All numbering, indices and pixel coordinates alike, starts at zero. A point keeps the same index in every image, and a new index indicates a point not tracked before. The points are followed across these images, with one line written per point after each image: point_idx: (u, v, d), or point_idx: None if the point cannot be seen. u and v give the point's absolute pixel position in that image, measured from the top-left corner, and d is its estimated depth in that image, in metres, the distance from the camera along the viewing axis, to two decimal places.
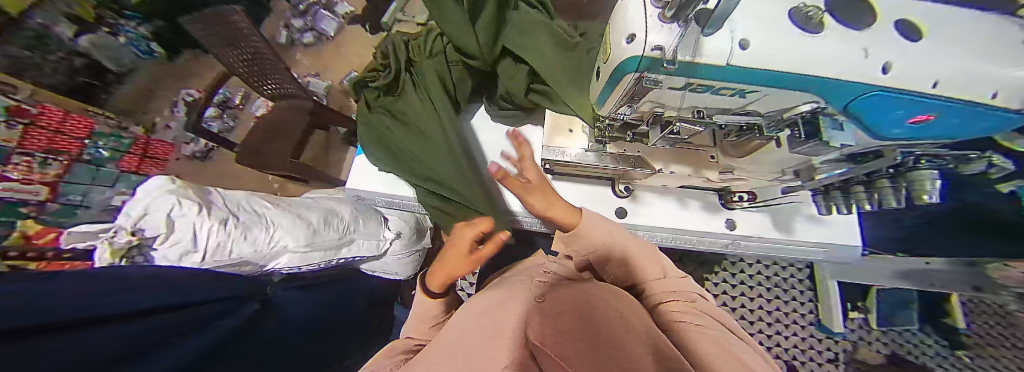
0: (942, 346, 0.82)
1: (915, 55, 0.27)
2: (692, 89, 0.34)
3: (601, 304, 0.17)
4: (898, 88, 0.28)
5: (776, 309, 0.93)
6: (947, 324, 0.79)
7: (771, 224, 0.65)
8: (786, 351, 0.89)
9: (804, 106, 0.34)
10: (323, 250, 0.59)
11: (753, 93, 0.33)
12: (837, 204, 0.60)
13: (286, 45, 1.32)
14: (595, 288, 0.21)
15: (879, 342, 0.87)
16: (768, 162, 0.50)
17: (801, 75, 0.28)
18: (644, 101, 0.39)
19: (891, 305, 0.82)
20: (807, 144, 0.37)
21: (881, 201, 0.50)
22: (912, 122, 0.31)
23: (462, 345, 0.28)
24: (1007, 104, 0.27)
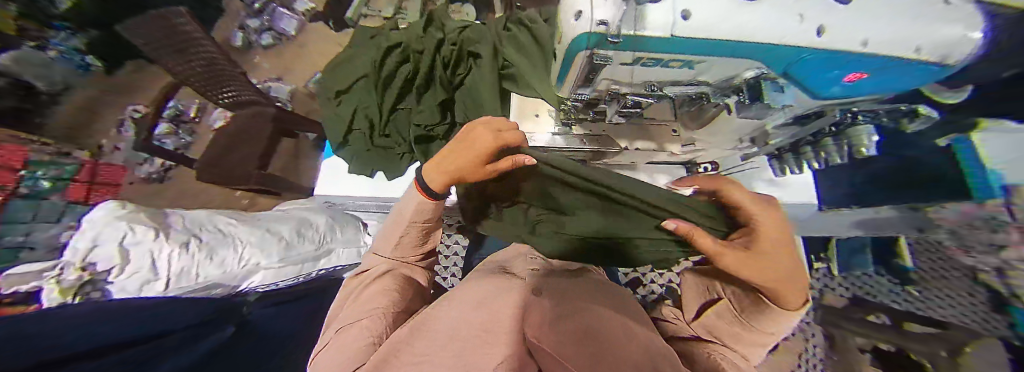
0: None
1: (874, 12, 0.23)
2: (642, 63, 0.30)
3: (603, 319, 0.23)
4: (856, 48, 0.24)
5: None
6: None
7: None
8: None
9: (748, 71, 0.31)
10: (297, 263, 0.71)
11: (699, 64, 0.29)
12: (790, 165, 0.67)
13: (243, 48, 1.37)
14: (588, 300, 0.28)
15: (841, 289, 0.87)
16: (727, 131, 0.51)
17: (754, 45, 0.23)
18: (600, 79, 0.36)
19: (848, 252, 0.84)
20: (752, 107, 0.38)
21: (827, 158, 0.55)
22: (845, 81, 0.28)
23: (474, 311, 0.31)
24: (942, 59, 0.24)
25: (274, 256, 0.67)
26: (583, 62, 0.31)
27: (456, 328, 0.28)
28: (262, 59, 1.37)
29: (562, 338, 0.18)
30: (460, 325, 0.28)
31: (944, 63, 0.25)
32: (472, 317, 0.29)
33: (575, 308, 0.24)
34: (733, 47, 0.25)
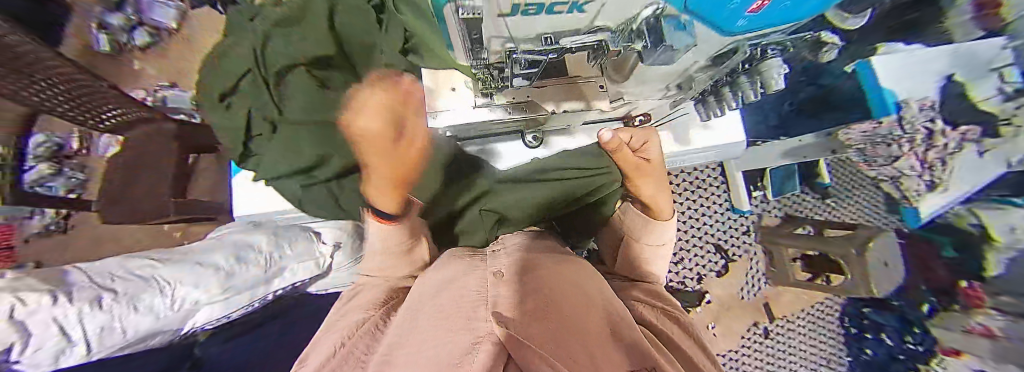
0: (813, 198, 0.98)
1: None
2: (525, 14, 0.17)
3: (586, 319, 0.22)
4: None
5: (703, 217, 1.00)
6: (815, 181, 0.95)
7: (671, 140, 0.67)
8: (706, 239, 1.00)
9: (646, 11, 0.21)
10: (240, 291, 0.62)
11: (592, 5, 0.17)
12: (714, 111, 0.59)
13: (113, 52, 1.11)
14: (557, 289, 0.26)
15: (777, 207, 0.99)
16: (652, 80, 0.43)
17: None
18: (486, 38, 0.25)
19: (783, 177, 0.92)
20: (657, 53, 0.27)
21: (742, 98, 0.50)
22: (750, 14, 0.18)
23: (428, 306, 0.24)
24: None
25: (211, 288, 0.58)
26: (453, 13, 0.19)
27: (415, 319, 0.24)
28: (143, 64, 1.12)
29: (541, 326, 0.17)
30: (415, 317, 0.25)
31: None
32: (425, 306, 0.25)
33: (543, 291, 0.23)
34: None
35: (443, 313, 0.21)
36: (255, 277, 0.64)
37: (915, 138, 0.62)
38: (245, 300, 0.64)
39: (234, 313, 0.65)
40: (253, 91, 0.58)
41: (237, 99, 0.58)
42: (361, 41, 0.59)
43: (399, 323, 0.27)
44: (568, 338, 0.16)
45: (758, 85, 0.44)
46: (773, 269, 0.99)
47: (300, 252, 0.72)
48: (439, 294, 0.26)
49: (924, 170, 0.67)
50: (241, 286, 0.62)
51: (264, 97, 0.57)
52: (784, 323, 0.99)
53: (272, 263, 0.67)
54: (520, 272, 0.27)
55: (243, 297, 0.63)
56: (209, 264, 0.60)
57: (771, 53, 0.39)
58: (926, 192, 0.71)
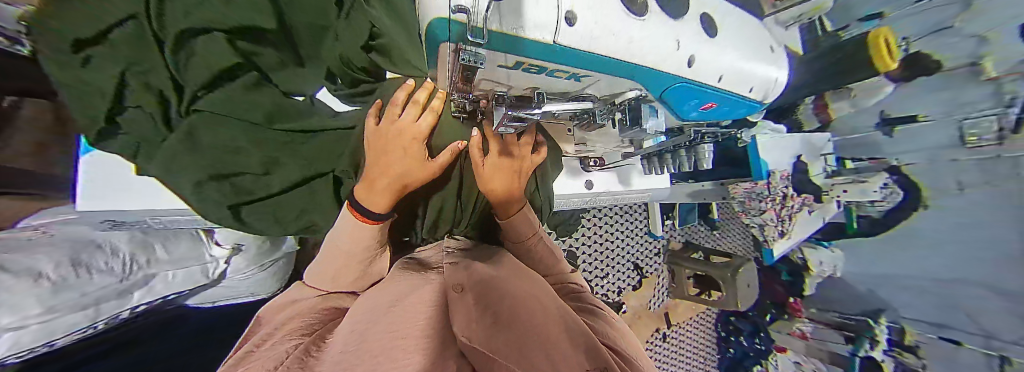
0: (705, 228, 1.23)
1: (722, 52, 0.27)
2: (525, 69, 0.21)
3: (547, 322, 0.21)
4: (698, 81, 0.26)
5: (631, 243, 1.12)
6: (708, 216, 1.19)
7: (615, 180, 0.72)
8: (632, 261, 1.12)
9: (631, 92, 0.30)
10: (72, 311, 0.42)
11: (587, 78, 0.23)
12: (656, 167, 0.68)
13: None
14: (525, 296, 0.25)
15: (679, 234, 1.21)
16: (609, 140, 0.51)
17: (633, 64, 0.20)
18: (476, 81, 0.25)
19: (685, 210, 1.12)
20: (631, 130, 0.35)
21: (680, 165, 0.61)
22: (705, 109, 0.33)
23: (380, 322, 0.20)
24: (754, 96, 0.33)
25: (34, 308, 0.36)
26: (451, 61, 0.20)
27: (367, 334, 0.19)
28: None
29: (504, 339, 0.17)
30: (366, 331, 0.19)
31: (761, 100, 0.35)
32: (376, 324, 0.20)
33: (504, 300, 0.22)
34: (609, 70, 0.21)
35: (408, 334, 0.18)
36: (105, 289, 0.46)
37: (778, 197, 0.82)
38: (80, 322, 0.44)
39: (60, 340, 0.44)
40: (134, 45, 0.36)
41: (104, 53, 0.35)
42: (313, 20, 0.47)
43: (337, 348, 0.20)
44: (528, 344, 0.17)
45: (691, 158, 0.59)
46: (673, 283, 1.18)
47: (180, 257, 0.59)
48: (393, 308, 0.22)
49: (780, 222, 0.87)
50: (91, 299, 0.44)
51: (153, 58, 0.37)
52: (678, 330, 1.20)
53: (137, 270, 0.52)
54: (477, 282, 0.25)
55: (77, 319, 0.43)
56: (33, 269, 0.37)
57: (705, 142, 0.54)
58: (779, 237, 0.89)
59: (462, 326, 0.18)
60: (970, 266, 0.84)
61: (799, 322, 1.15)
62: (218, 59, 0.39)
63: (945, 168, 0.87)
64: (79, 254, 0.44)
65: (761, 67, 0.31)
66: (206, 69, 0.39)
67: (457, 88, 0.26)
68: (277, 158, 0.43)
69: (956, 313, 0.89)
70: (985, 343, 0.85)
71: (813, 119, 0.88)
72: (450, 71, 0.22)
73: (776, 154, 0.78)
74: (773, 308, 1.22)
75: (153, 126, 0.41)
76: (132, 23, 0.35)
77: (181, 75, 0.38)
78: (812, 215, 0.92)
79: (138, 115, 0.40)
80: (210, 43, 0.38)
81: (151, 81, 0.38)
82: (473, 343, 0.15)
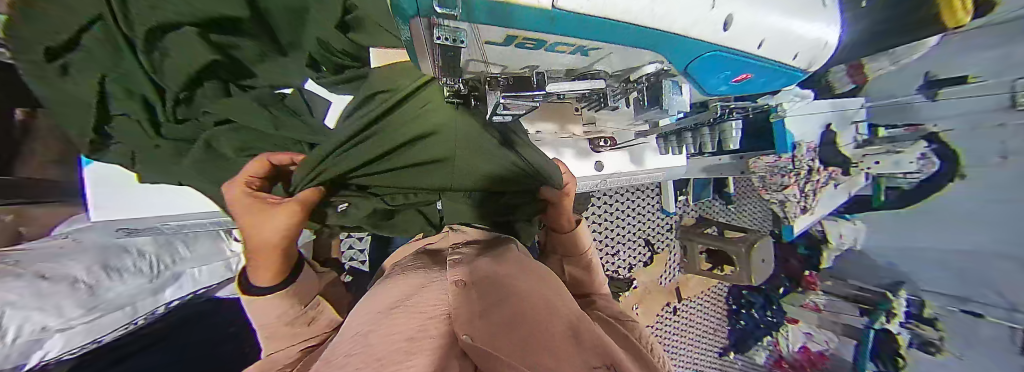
0: (720, 203, 1.20)
1: (768, 9, 0.22)
2: (521, 44, 0.18)
3: (552, 321, 0.21)
4: (729, 47, 0.23)
5: (642, 221, 1.10)
6: (723, 190, 1.15)
7: (627, 159, 0.70)
8: (643, 238, 1.12)
9: (649, 66, 0.27)
10: (114, 311, 0.51)
11: (595, 50, 0.21)
12: (672, 145, 0.66)
13: None
14: (532, 294, 0.24)
15: (693, 210, 1.19)
16: (623, 120, 0.49)
17: (654, 30, 0.17)
18: (467, 61, 0.22)
19: (700, 185, 1.09)
20: (651, 110, 0.34)
21: (702, 144, 0.58)
22: (735, 80, 0.30)
23: (385, 320, 0.21)
24: (794, 64, 0.29)
25: (73, 311, 0.46)
26: (429, 39, 0.18)
27: (374, 330, 0.19)
28: None
29: (513, 340, 0.16)
30: (373, 329, 0.20)
31: (803, 68, 0.31)
32: (379, 327, 0.20)
33: (510, 298, 0.22)
34: (621, 40, 0.18)
35: (412, 335, 0.17)
36: (139, 287, 0.56)
37: (802, 171, 0.76)
38: (124, 320, 0.53)
39: (107, 337, 0.51)
40: (106, 52, 0.37)
41: (81, 61, 0.37)
42: (285, 1, 0.37)
43: (341, 349, 0.20)
44: (538, 345, 0.16)
45: (714, 137, 0.55)
46: (685, 259, 1.18)
47: (202, 255, 0.68)
48: (396, 311, 0.22)
49: (803, 198, 0.83)
50: (126, 298, 0.54)
51: (126, 66, 0.38)
52: (689, 304, 1.21)
53: (164, 270, 0.61)
54: (482, 280, 0.25)
55: (119, 318, 0.52)
56: (65, 277, 0.47)
57: (732, 118, 0.51)
58: (800, 214, 0.86)
59: (464, 324, 0.17)
60: (1016, 242, 0.79)
61: (813, 294, 1.14)
62: (191, 60, 0.37)
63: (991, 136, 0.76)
64: (108, 259, 0.55)
65: (808, 27, 0.26)
66: (182, 71, 0.37)
67: (447, 71, 0.24)
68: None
69: (983, 290, 0.89)
70: (1008, 315, 0.85)
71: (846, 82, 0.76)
72: (434, 53, 0.20)
73: (802, 125, 0.72)
74: (786, 281, 1.19)
75: (141, 133, 0.44)
76: (98, 27, 0.34)
77: (157, 75, 0.38)
78: (836, 188, 0.88)
79: (126, 122, 0.43)
80: (180, 38, 0.35)
81: (130, 85, 0.39)
82: (478, 341, 0.15)
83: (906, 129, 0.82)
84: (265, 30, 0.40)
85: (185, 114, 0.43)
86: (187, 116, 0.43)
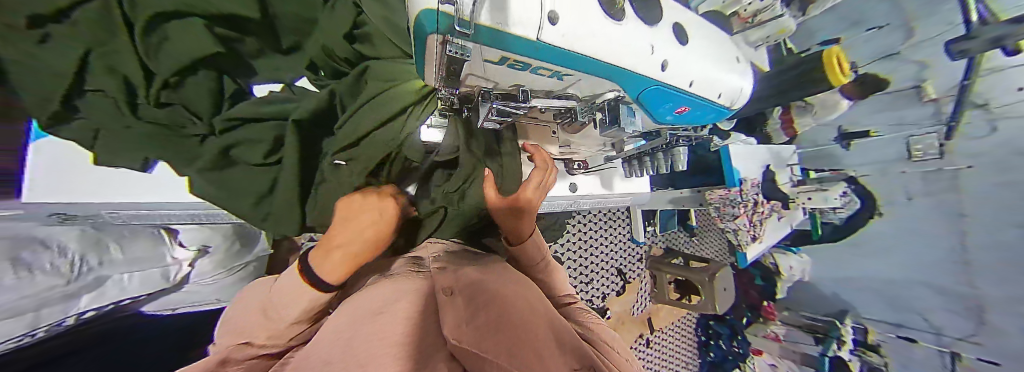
0: (685, 234, 1.27)
1: (692, 58, 0.29)
2: (511, 65, 0.21)
3: (537, 331, 0.21)
4: (671, 85, 0.28)
5: (614, 249, 1.14)
6: (686, 222, 1.24)
7: (598, 183, 0.74)
8: (615, 266, 1.14)
9: (609, 94, 0.31)
10: (13, 314, 0.30)
11: (569, 77, 0.24)
12: (636, 170, 0.71)
13: None
14: (518, 303, 0.24)
15: (661, 240, 1.25)
16: (593, 138, 0.50)
17: (609, 65, 0.21)
18: (465, 75, 0.24)
19: (666, 217, 1.16)
20: (610, 129, 0.35)
21: (658, 167, 0.63)
22: (677, 113, 0.34)
23: (364, 331, 0.19)
24: (724, 102, 0.36)
25: None
26: (437, 57, 0.20)
27: (352, 342, 0.18)
28: None
29: (493, 340, 0.18)
30: (348, 340, 0.19)
31: (731, 107, 0.38)
32: (362, 331, 0.19)
33: (496, 304, 0.23)
34: (590, 69, 0.22)
35: (394, 344, 0.18)
36: (50, 292, 0.34)
37: (750, 203, 0.84)
38: (21, 328, 0.32)
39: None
40: (96, 28, 0.33)
41: (64, 34, 0.32)
42: (297, 11, 0.42)
43: (322, 350, 0.19)
44: (518, 348, 0.17)
45: (667, 160, 0.60)
46: (654, 289, 1.20)
47: (137, 258, 0.46)
48: (379, 315, 0.21)
49: (752, 227, 0.88)
50: (31, 303, 0.32)
51: (120, 42, 0.34)
52: (660, 335, 1.22)
53: (87, 273, 0.39)
54: (468, 286, 0.25)
55: (18, 324, 0.31)
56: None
57: (681, 144, 0.56)
58: (751, 241, 0.91)
59: (452, 333, 0.18)
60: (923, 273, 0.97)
61: (773, 324, 1.22)
62: (191, 49, 0.35)
63: (896, 180, 1.00)
64: (21, 252, 0.32)
65: (728, 75, 0.33)
66: (180, 58, 0.35)
67: (445, 84, 0.26)
68: (257, 142, 0.41)
69: (914, 316, 1.02)
70: (937, 340, 0.98)
71: (782, 135, 0.94)
72: (438, 69, 0.22)
73: (746, 163, 0.83)
74: (747, 312, 1.28)
75: (115, 111, 0.37)
76: (92, 4, 0.31)
77: (149, 61, 0.35)
78: (779, 221, 0.96)
79: (101, 99, 0.36)
80: (184, 27, 0.35)
81: (117, 65, 0.35)
82: (466, 347, 0.17)
83: (831, 172, 1.10)
84: (272, 28, 0.42)
85: (170, 98, 0.38)
86: (172, 101, 0.38)
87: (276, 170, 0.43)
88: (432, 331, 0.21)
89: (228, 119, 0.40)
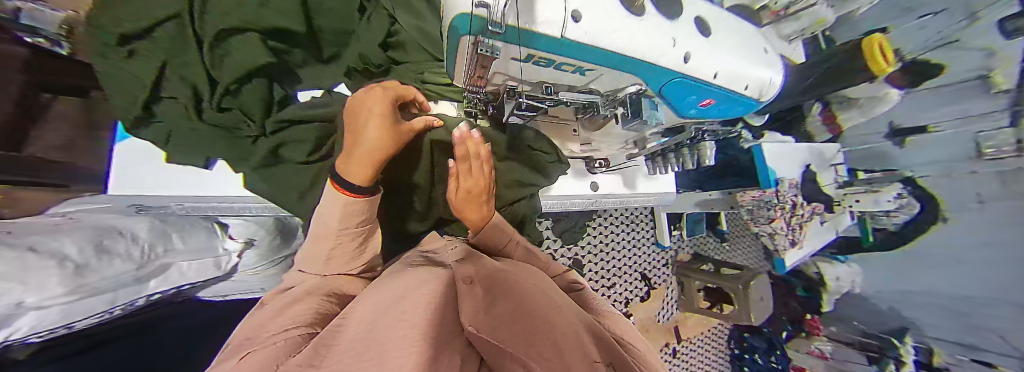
0: (714, 238, 1.20)
1: (714, 49, 0.28)
2: (536, 63, 0.22)
3: (559, 319, 0.20)
4: (693, 75, 0.27)
5: (637, 254, 1.09)
6: (716, 225, 1.16)
7: (620, 182, 0.72)
8: (638, 270, 1.09)
9: (630, 88, 0.29)
10: (99, 294, 0.32)
11: (592, 72, 0.24)
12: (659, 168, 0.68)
13: None
14: (537, 295, 0.24)
15: (688, 244, 1.18)
16: (614, 135, 0.50)
17: (632, 57, 0.22)
18: (492, 74, 0.25)
19: (693, 221, 1.10)
20: (633, 123, 0.31)
21: (683, 163, 0.60)
22: (702, 105, 0.33)
23: (388, 310, 0.20)
24: (753, 95, 0.34)
25: (60, 290, 0.26)
26: (466, 57, 0.21)
27: (380, 318, 0.19)
28: None
29: (511, 331, 0.18)
30: (379, 315, 0.20)
31: (761, 99, 0.36)
32: (384, 312, 0.20)
33: (515, 294, 0.23)
34: (613, 63, 0.22)
35: (419, 323, 0.18)
36: (122, 276, 0.36)
37: (788, 205, 0.78)
38: (103, 308, 0.33)
39: (78, 324, 0.32)
40: (178, 45, 0.37)
41: (146, 50, 0.36)
42: (337, 26, 0.46)
43: (353, 315, 0.21)
44: (537, 337, 0.17)
45: (694, 156, 0.58)
46: (682, 296, 1.13)
47: (195, 249, 0.48)
48: (401, 300, 0.22)
49: (791, 230, 0.82)
50: (108, 284, 0.33)
51: (191, 57, 0.38)
52: (689, 346, 1.15)
53: (154, 259, 0.41)
54: (487, 278, 0.26)
55: (102, 303, 0.33)
56: (57, 252, 0.27)
57: (707, 139, 0.54)
58: (790, 247, 0.83)
59: (470, 319, 0.18)
60: (1009, 290, 0.85)
61: (818, 340, 1.10)
62: (249, 60, 0.39)
63: (966, 182, 0.89)
64: (101, 239, 0.35)
65: (753, 64, 0.31)
66: (242, 68, 0.39)
67: (471, 83, 0.27)
68: (301, 142, 0.45)
69: (992, 337, 0.90)
70: (1022, 366, 0.86)
71: (823, 131, 0.87)
72: (466, 68, 0.23)
73: (784, 161, 0.77)
74: (789, 325, 1.16)
75: (183, 115, 0.41)
76: (172, 24, 0.36)
77: (215, 72, 0.39)
78: (824, 224, 0.88)
79: (172, 105, 0.40)
80: (245, 41, 0.39)
81: (186, 74, 0.38)
82: (484, 335, 0.16)
83: (885, 172, 0.99)
84: (314, 42, 0.46)
85: (230, 103, 0.41)
86: (231, 106, 0.42)
87: (318, 168, 0.46)
88: (450, 314, 0.22)
89: (279, 121, 0.44)
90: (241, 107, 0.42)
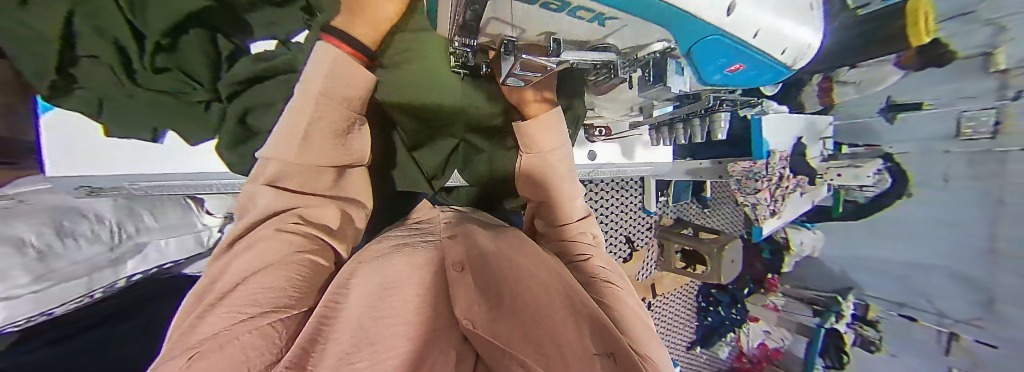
0: (697, 204, 1.26)
1: (766, 2, 0.22)
2: (545, 4, 0.17)
3: (549, 303, 0.22)
4: (734, 38, 0.22)
5: (624, 218, 1.14)
6: (701, 193, 1.21)
7: (619, 153, 0.72)
8: (624, 234, 1.15)
9: (659, 42, 0.28)
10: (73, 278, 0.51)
11: (612, 22, 0.21)
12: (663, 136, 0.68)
13: None
14: (531, 275, 0.26)
15: (673, 210, 1.24)
16: (621, 100, 0.47)
17: (672, 7, 0.16)
18: (487, 18, 0.21)
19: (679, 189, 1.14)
20: (655, 86, 0.35)
21: (693, 135, 0.60)
22: (729, 70, 0.30)
23: (385, 298, 0.22)
24: (786, 62, 0.30)
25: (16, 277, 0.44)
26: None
27: (369, 306, 0.21)
28: None
29: (501, 323, 0.20)
30: (367, 303, 0.21)
31: (792, 67, 0.33)
32: (380, 300, 0.22)
33: (507, 278, 0.24)
34: (637, 14, 0.18)
35: (407, 320, 0.21)
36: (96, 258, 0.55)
37: (775, 177, 0.80)
38: (82, 290, 0.52)
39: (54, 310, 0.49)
40: None
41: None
42: None
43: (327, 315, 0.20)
44: (527, 325, 0.20)
45: (705, 127, 0.57)
46: (661, 257, 1.23)
47: (170, 227, 0.68)
48: (392, 288, 0.24)
49: (772, 202, 0.86)
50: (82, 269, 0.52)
51: (102, 0, 0.34)
52: (662, 299, 1.28)
53: (126, 241, 0.60)
54: (479, 263, 0.27)
55: (80, 286, 0.52)
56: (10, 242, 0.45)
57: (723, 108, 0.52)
58: (769, 216, 0.88)
59: (465, 317, 0.21)
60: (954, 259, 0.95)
61: (773, 296, 1.25)
62: (174, 2, 0.35)
63: (939, 157, 0.93)
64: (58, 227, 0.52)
65: (799, 24, 0.27)
66: (167, 11, 0.35)
67: (464, 33, 0.24)
68: (268, 104, 0.42)
69: (920, 299, 1.05)
70: (938, 321, 1.02)
71: (815, 101, 0.86)
72: (455, 6, 0.19)
73: (777, 133, 0.77)
74: (751, 283, 1.29)
75: (112, 78, 0.41)
76: None
77: (136, 17, 0.34)
78: (801, 196, 0.92)
79: (94, 64, 0.40)
80: None
81: (102, 25, 0.36)
82: (479, 330, 0.19)
83: (867, 145, 1.02)
84: None
85: (166, 62, 0.39)
86: (168, 65, 0.40)
87: None
88: (446, 304, 0.25)
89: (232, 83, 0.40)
90: (175, 58, 0.40)
